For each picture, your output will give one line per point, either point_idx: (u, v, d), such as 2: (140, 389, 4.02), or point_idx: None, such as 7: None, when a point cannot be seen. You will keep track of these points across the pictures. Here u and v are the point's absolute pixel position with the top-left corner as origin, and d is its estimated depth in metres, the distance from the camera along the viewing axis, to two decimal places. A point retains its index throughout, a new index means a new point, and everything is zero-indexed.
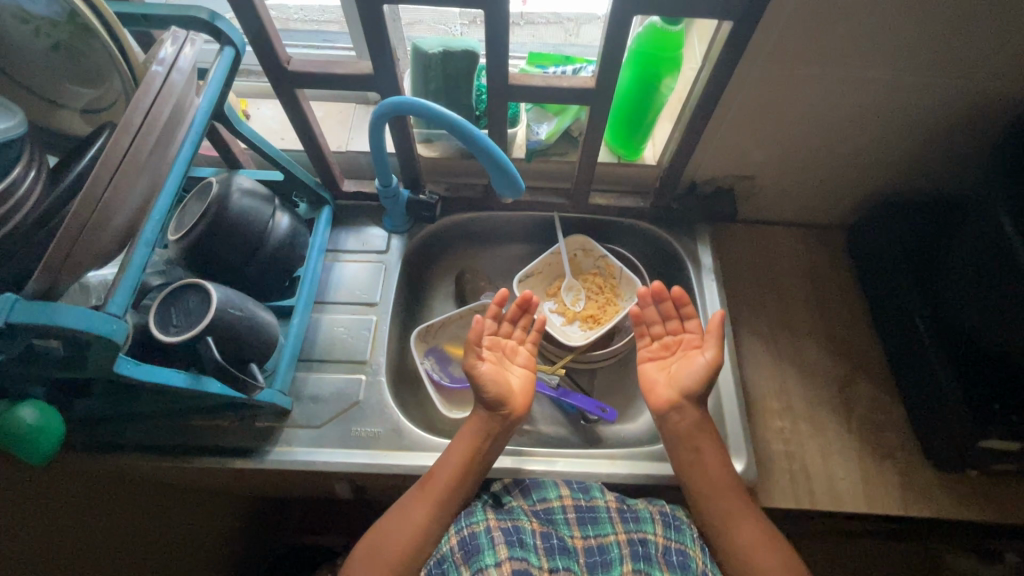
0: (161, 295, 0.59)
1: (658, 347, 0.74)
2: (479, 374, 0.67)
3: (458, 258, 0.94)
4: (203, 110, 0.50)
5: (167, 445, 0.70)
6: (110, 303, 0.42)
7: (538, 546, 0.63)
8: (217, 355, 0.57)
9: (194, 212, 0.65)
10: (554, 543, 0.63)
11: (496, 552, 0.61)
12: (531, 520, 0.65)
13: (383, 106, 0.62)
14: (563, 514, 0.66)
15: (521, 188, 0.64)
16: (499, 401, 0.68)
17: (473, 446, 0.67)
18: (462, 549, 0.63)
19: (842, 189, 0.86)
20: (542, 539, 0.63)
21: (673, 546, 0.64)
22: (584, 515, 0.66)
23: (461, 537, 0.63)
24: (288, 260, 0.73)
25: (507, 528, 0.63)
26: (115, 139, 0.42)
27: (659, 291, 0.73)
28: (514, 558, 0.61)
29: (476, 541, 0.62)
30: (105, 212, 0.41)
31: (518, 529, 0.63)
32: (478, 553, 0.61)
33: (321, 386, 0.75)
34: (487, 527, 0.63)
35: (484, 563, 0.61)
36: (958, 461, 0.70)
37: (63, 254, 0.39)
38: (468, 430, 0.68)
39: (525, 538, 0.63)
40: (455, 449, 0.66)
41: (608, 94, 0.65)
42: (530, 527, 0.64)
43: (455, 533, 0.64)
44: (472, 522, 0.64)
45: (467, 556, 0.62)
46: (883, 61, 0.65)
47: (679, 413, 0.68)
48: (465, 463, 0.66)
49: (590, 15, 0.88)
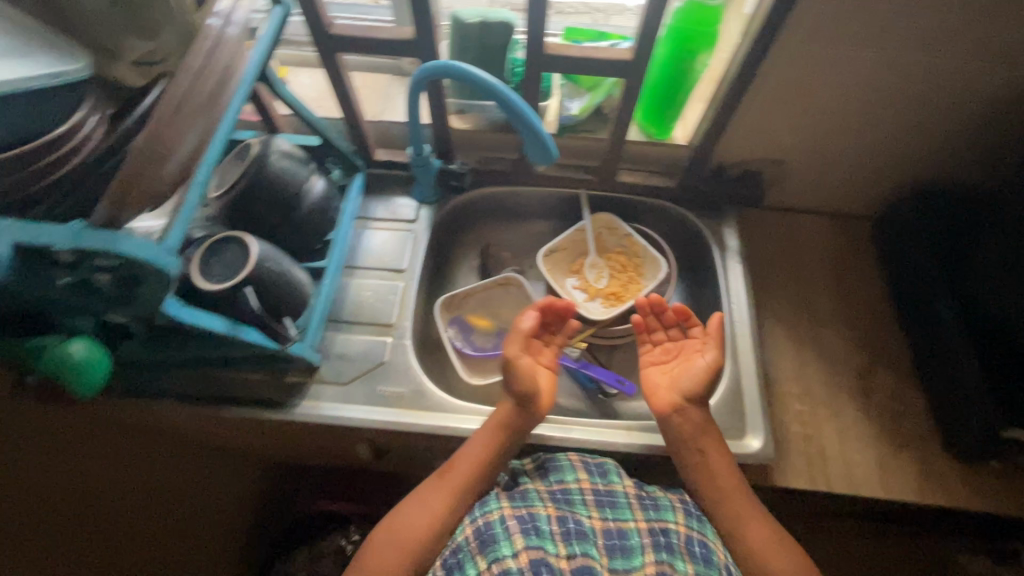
0: (203, 246, 0.62)
1: (660, 352, 0.77)
2: (513, 366, 0.69)
3: (484, 232, 0.95)
4: (253, 64, 0.53)
5: (203, 395, 0.72)
6: (166, 238, 0.45)
7: (554, 532, 0.60)
8: (254, 305, 0.61)
9: (235, 172, 0.68)
10: (571, 528, 0.61)
11: (512, 543, 0.59)
12: (546, 506, 0.63)
13: (422, 71, 0.64)
14: (580, 496, 0.65)
15: (555, 157, 0.65)
16: (528, 396, 0.69)
17: (494, 440, 0.68)
18: (478, 538, 0.61)
19: (873, 177, 0.85)
20: (558, 524, 0.61)
21: (694, 537, 0.62)
22: (603, 499, 0.65)
23: (476, 526, 0.62)
24: (321, 223, 0.75)
25: (522, 516, 0.61)
26: (176, 81, 0.45)
27: (656, 302, 0.77)
28: (530, 548, 0.58)
29: (491, 531, 0.60)
30: (166, 147, 0.44)
31: (533, 516, 0.61)
32: (494, 543, 0.59)
33: (349, 347, 0.77)
34: (502, 516, 0.61)
35: (500, 553, 0.58)
36: (981, 453, 0.70)
37: (126, 189, 0.42)
38: (492, 423, 0.69)
39: (541, 525, 0.60)
40: (477, 442, 0.68)
41: (643, 67, 0.66)
42: (546, 514, 0.62)
43: (470, 522, 0.63)
44: (486, 511, 0.62)
45: (483, 546, 0.60)
46: (923, 44, 0.65)
47: (682, 416, 0.69)
48: (484, 456, 0.67)
49: (619, 6, 0.88)
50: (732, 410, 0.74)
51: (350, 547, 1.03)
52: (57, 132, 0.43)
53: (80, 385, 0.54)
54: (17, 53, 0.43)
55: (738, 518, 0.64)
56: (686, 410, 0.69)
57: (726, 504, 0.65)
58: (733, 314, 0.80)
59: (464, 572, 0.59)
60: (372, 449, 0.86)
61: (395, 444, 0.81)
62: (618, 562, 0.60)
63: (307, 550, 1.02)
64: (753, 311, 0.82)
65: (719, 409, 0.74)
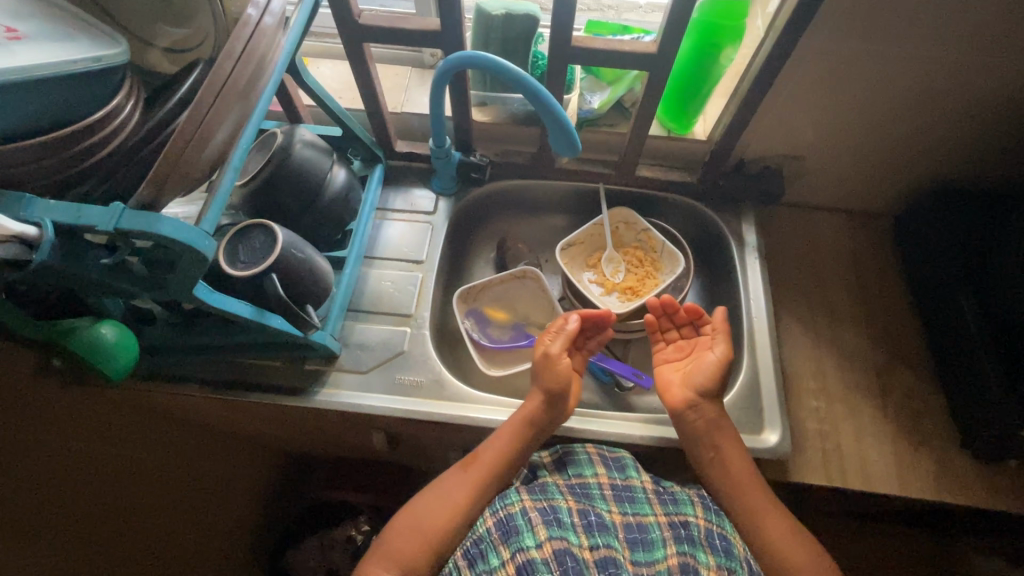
0: (229, 234, 0.63)
1: (674, 350, 0.77)
2: (553, 365, 0.70)
3: (501, 225, 0.96)
4: (286, 53, 0.53)
5: (226, 381, 0.73)
6: (204, 221, 0.47)
7: (576, 524, 0.61)
8: (279, 291, 0.61)
9: (259, 161, 0.69)
10: (592, 520, 0.62)
11: (535, 533, 0.60)
12: (566, 499, 0.63)
13: (448, 62, 0.64)
14: (599, 491, 0.65)
15: (579, 149, 0.65)
16: (563, 395, 0.69)
17: (518, 434, 0.68)
18: (500, 530, 0.62)
19: (894, 174, 0.85)
20: (579, 517, 0.62)
21: (714, 530, 0.63)
22: (622, 493, 0.65)
23: (498, 518, 0.63)
24: (343, 213, 0.75)
25: (543, 508, 0.62)
26: (216, 69, 0.45)
27: (668, 303, 0.76)
28: (553, 538, 0.59)
29: (513, 523, 0.61)
30: (207, 131, 0.44)
31: (555, 508, 0.62)
32: (517, 534, 0.60)
33: (367, 336, 0.78)
34: (523, 509, 0.62)
35: (524, 544, 0.59)
36: (1000, 451, 0.70)
37: (166, 172, 0.42)
38: (520, 418, 0.68)
39: (563, 517, 0.61)
40: (501, 436, 0.68)
41: (668, 60, 0.66)
42: (566, 507, 0.63)
43: (491, 514, 0.64)
44: (507, 504, 0.64)
45: (506, 537, 0.61)
46: (952, 40, 0.64)
47: (695, 412, 0.69)
48: (509, 450, 0.67)
49: (631, 3, 0.89)
50: (749, 406, 0.74)
51: (360, 537, 1.05)
52: (96, 115, 0.43)
53: (108, 367, 0.55)
54: (56, 38, 0.43)
55: (755, 511, 0.65)
56: (705, 404, 0.69)
57: (743, 498, 0.65)
58: (751, 310, 0.80)
59: (487, 562, 0.60)
60: (388, 439, 0.86)
61: (411, 434, 0.82)
62: (640, 555, 0.60)
63: (319, 540, 1.04)
64: (771, 308, 0.82)
65: (736, 404, 0.74)
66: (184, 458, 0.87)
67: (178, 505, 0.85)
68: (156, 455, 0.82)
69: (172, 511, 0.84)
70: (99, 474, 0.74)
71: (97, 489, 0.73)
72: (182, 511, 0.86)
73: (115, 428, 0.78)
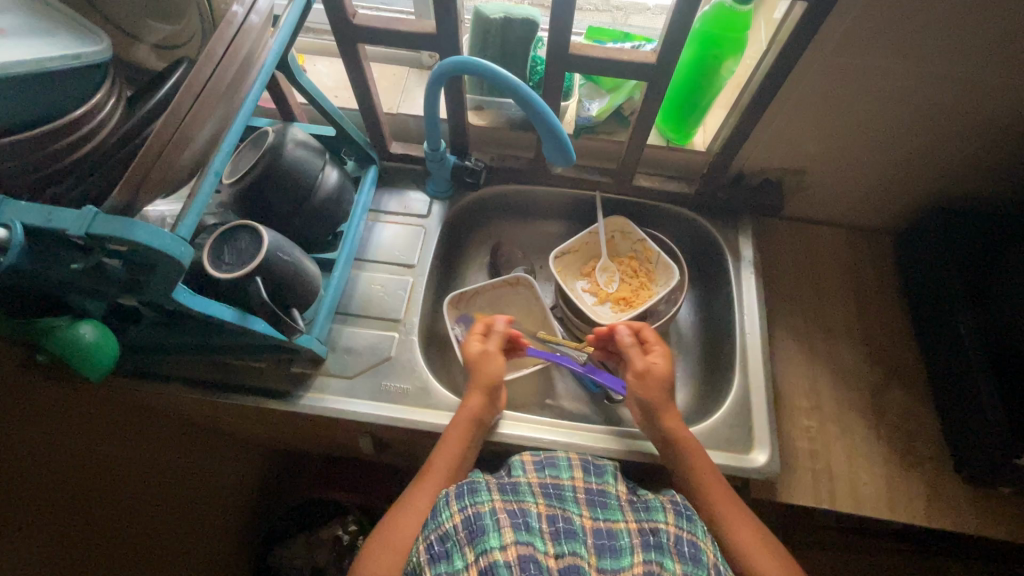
0: (215, 235, 0.61)
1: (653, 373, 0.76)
2: (481, 363, 0.72)
3: (496, 230, 0.95)
4: (275, 52, 0.51)
5: (205, 380, 0.72)
6: (180, 228, 0.45)
7: (544, 530, 0.56)
8: (264, 295, 0.60)
9: (249, 159, 0.67)
10: (561, 526, 0.56)
11: (501, 535, 0.54)
12: (537, 503, 0.58)
13: (443, 66, 0.63)
14: (572, 494, 0.61)
15: (573, 159, 0.64)
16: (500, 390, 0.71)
17: (465, 434, 0.68)
18: (467, 528, 0.55)
19: (895, 191, 0.84)
20: (547, 523, 0.57)
21: (683, 536, 0.58)
22: (595, 498, 0.62)
23: (465, 515, 0.57)
24: (334, 214, 0.74)
25: (513, 510, 0.56)
26: (198, 67, 0.44)
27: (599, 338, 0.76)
28: (519, 543, 0.53)
29: (481, 522, 0.55)
30: (185, 134, 0.43)
31: (524, 512, 0.57)
32: (483, 534, 0.54)
33: (355, 340, 0.77)
34: (492, 509, 0.56)
35: (488, 545, 0.53)
36: (991, 477, 0.69)
37: (142, 175, 0.41)
38: (463, 414, 0.68)
39: (531, 521, 0.56)
40: (450, 437, 0.67)
41: (667, 70, 0.65)
42: (536, 511, 0.58)
43: (458, 510, 0.57)
44: (476, 501, 0.57)
45: (472, 537, 0.54)
46: (958, 58, 0.63)
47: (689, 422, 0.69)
48: (460, 447, 0.67)
49: (638, 5, 0.88)
50: (740, 424, 0.73)
51: (348, 537, 1.05)
52: (73, 114, 0.42)
53: (87, 368, 0.54)
54: (35, 34, 0.42)
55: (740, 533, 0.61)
56: (671, 409, 0.69)
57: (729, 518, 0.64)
58: (745, 325, 0.79)
59: (450, 564, 0.54)
60: (374, 443, 0.85)
61: (397, 440, 0.81)
62: (607, 562, 0.55)
63: (306, 538, 1.03)
64: (766, 323, 0.81)
65: (726, 421, 0.73)
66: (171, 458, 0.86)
67: (170, 506, 0.84)
68: (147, 456, 0.82)
69: (163, 514, 0.83)
70: (85, 478, 0.73)
71: (82, 494, 0.73)
72: (175, 513, 0.85)
73: (98, 425, 0.77)
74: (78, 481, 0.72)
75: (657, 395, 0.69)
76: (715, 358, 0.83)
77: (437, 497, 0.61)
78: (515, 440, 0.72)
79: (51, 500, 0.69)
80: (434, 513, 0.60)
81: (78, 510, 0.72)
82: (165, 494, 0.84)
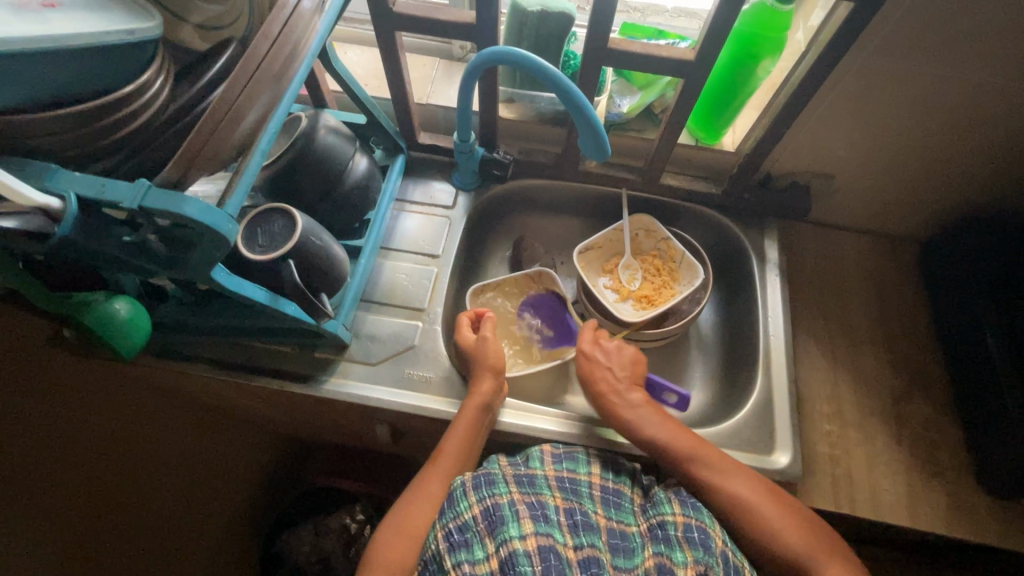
0: (250, 215, 0.62)
1: (627, 378, 0.71)
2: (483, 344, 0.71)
3: (519, 224, 0.95)
4: (322, 35, 0.51)
5: (230, 361, 0.73)
6: (227, 204, 0.46)
7: (562, 523, 0.55)
8: (296, 278, 0.60)
9: (282, 144, 0.67)
10: (579, 519, 0.56)
11: (521, 525, 0.53)
12: (554, 496, 0.58)
13: (481, 57, 0.63)
14: (588, 490, 0.61)
15: (608, 153, 0.64)
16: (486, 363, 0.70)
17: (476, 421, 0.67)
18: (486, 519, 0.55)
19: (923, 199, 0.83)
20: (565, 515, 0.56)
21: (692, 523, 0.57)
22: (609, 498, 0.60)
23: (483, 507, 0.56)
24: (362, 202, 0.74)
25: (531, 503, 0.56)
26: (253, 48, 0.44)
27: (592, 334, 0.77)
28: (539, 534, 0.53)
29: (499, 513, 0.55)
30: (237, 113, 0.43)
31: (542, 504, 0.57)
32: (502, 525, 0.54)
33: (379, 328, 0.77)
34: (511, 500, 0.56)
35: (508, 535, 0.53)
36: (1015, 489, 0.68)
37: (195, 151, 0.42)
38: (475, 404, 0.68)
39: (550, 514, 0.56)
40: (458, 425, 0.67)
41: (704, 69, 0.65)
42: (554, 503, 0.57)
43: (477, 501, 0.57)
44: (495, 492, 0.57)
45: (492, 527, 0.54)
46: (1000, 65, 0.62)
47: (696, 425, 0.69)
48: (468, 434, 0.66)
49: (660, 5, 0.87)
50: (762, 425, 0.73)
51: (354, 527, 1.05)
52: (124, 91, 0.42)
53: (118, 343, 0.54)
54: (90, 9, 0.43)
55: (775, 529, 0.58)
56: (628, 393, 0.69)
57: None
58: (769, 329, 0.79)
59: (470, 553, 0.53)
60: (392, 432, 0.86)
61: (416, 429, 0.81)
62: (621, 561, 0.54)
63: (313, 526, 1.04)
64: (789, 325, 0.80)
65: (748, 422, 0.73)
66: (178, 439, 0.84)
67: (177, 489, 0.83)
68: (150, 439, 0.81)
69: (169, 496, 0.82)
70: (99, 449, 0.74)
71: (83, 475, 0.72)
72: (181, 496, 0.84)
73: (104, 403, 0.76)
74: (79, 463, 0.71)
75: (603, 382, 0.71)
76: (736, 360, 0.83)
77: (453, 487, 0.60)
78: (534, 433, 0.72)
79: (49, 482, 0.68)
80: (450, 504, 0.59)
81: (92, 480, 0.73)
82: (170, 475, 0.82)
